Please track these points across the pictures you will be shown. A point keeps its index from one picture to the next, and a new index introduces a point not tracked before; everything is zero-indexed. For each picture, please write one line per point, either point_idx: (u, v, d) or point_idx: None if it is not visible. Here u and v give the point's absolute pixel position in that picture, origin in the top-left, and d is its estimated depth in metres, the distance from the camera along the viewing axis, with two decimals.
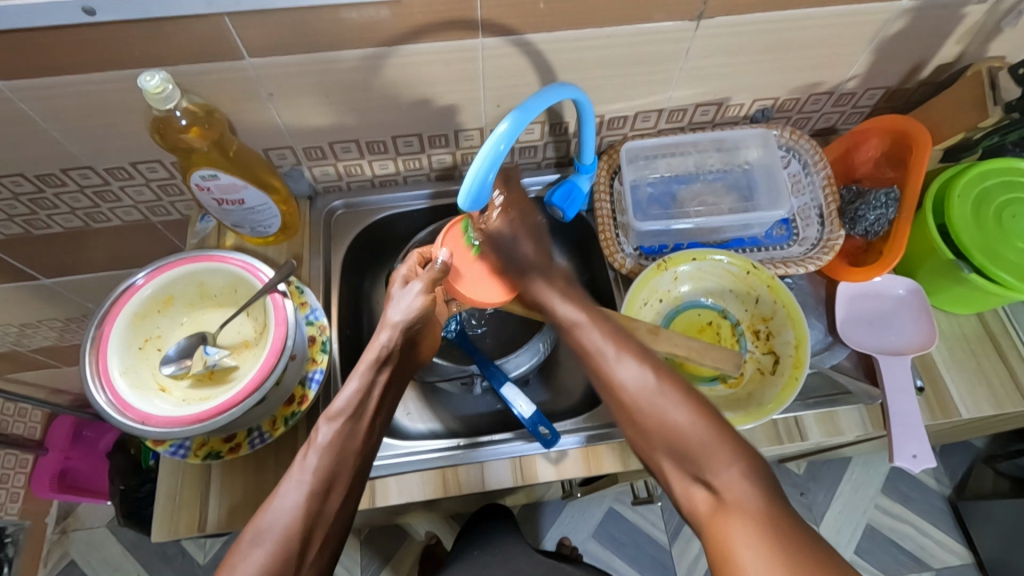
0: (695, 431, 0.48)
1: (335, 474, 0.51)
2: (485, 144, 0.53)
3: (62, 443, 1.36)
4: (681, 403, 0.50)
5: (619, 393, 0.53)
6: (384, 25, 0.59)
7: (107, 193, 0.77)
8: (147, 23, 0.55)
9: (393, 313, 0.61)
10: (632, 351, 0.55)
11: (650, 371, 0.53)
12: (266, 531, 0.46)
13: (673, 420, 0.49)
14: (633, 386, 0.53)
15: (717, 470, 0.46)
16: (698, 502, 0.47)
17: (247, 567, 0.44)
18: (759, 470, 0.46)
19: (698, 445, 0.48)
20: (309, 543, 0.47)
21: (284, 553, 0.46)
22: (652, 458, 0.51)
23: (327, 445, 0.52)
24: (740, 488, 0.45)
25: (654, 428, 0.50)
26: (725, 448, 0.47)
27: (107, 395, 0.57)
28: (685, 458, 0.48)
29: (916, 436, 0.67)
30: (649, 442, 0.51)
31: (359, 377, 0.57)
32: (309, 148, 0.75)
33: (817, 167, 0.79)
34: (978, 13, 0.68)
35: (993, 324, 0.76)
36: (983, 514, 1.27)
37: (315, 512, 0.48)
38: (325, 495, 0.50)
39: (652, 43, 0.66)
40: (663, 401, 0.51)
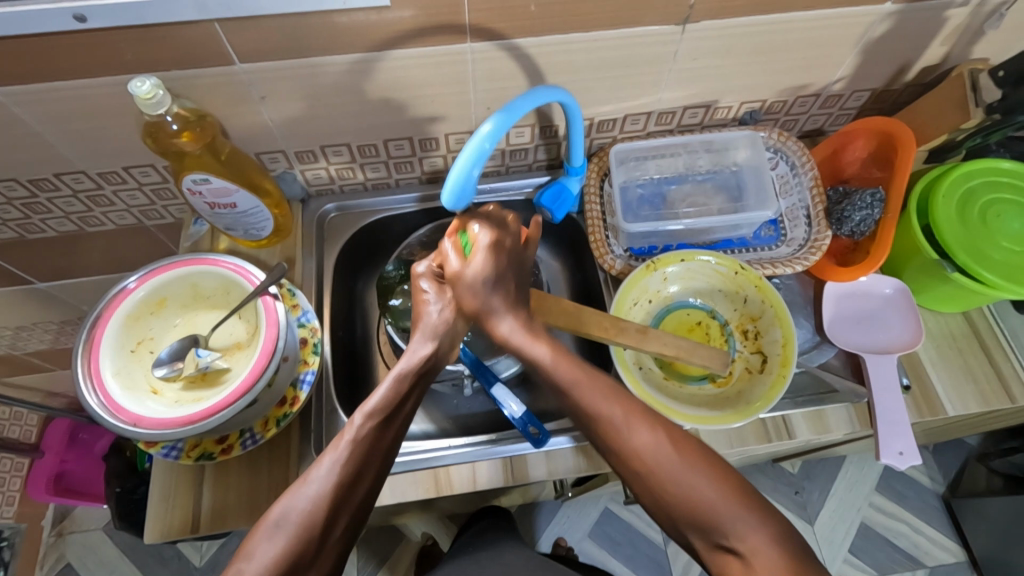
0: (718, 500, 0.45)
1: (362, 471, 0.47)
2: (470, 141, 0.54)
3: (58, 446, 1.35)
4: (702, 472, 0.46)
5: (634, 461, 0.47)
6: (374, 30, 0.60)
7: (100, 197, 0.78)
8: (137, 29, 0.56)
9: (432, 314, 0.54)
10: (639, 409, 0.49)
11: (663, 434, 0.48)
12: (282, 517, 0.44)
13: (694, 491, 0.46)
14: (638, 434, 0.48)
15: (743, 535, 0.44)
16: (726, 568, 0.45)
17: (263, 558, 0.43)
18: (787, 534, 0.44)
19: (723, 513, 0.45)
20: (331, 531, 0.45)
21: (303, 544, 0.43)
22: (671, 524, 0.47)
23: (361, 438, 0.47)
24: (768, 552, 0.44)
25: (674, 500, 0.46)
26: (750, 514, 0.45)
27: (100, 397, 0.57)
28: (710, 528, 0.45)
29: (902, 434, 0.68)
30: (669, 514, 0.47)
31: (398, 375, 0.51)
32: (302, 151, 0.76)
33: (805, 168, 0.79)
34: (962, 16, 0.69)
35: (979, 322, 0.77)
36: (976, 511, 1.28)
37: (339, 501, 0.45)
38: (351, 489, 0.46)
39: (639, 47, 0.67)
40: (676, 468, 0.46)
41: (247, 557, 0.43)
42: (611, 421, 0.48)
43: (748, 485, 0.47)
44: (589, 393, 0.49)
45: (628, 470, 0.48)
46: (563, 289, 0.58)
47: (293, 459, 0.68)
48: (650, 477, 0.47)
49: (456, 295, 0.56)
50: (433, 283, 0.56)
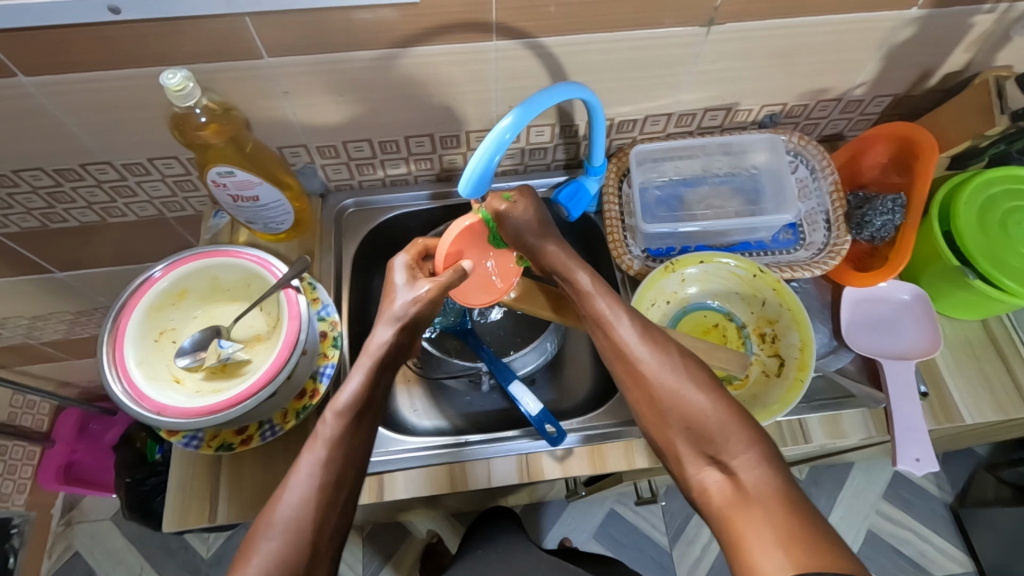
0: (713, 414, 0.52)
1: (346, 467, 0.50)
2: (491, 131, 0.55)
3: (69, 435, 1.37)
4: (703, 391, 0.53)
5: (636, 369, 0.56)
6: (400, 26, 0.61)
7: (123, 188, 0.79)
8: (168, 21, 0.56)
9: (395, 304, 0.59)
10: (648, 329, 0.58)
11: (664, 353, 0.56)
12: (278, 524, 0.47)
13: (692, 404, 0.53)
14: (640, 347, 0.57)
15: (735, 454, 0.50)
16: (711, 484, 0.50)
17: (263, 559, 0.45)
18: (776, 462, 0.49)
19: (715, 427, 0.51)
20: (323, 531, 0.48)
21: (297, 546, 0.46)
22: (667, 439, 0.54)
23: (335, 438, 0.51)
24: (757, 472, 0.49)
25: (671, 411, 0.53)
26: (742, 434, 0.50)
27: (123, 385, 0.58)
28: (703, 440, 0.51)
29: (919, 441, 0.68)
30: (667, 427, 0.54)
31: (364, 370, 0.56)
32: (323, 146, 0.76)
33: (824, 172, 0.79)
34: (987, 22, 0.69)
35: (997, 330, 0.77)
36: (985, 521, 1.27)
37: (324, 506, 0.48)
38: (336, 488, 0.49)
39: (663, 48, 0.67)
40: (677, 381, 0.54)
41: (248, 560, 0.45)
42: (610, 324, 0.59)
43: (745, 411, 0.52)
44: (614, 327, 0.59)
45: (636, 385, 0.56)
46: (574, 258, 0.63)
47: None
48: (655, 388, 0.55)
49: (420, 288, 0.60)
50: (404, 272, 0.62)
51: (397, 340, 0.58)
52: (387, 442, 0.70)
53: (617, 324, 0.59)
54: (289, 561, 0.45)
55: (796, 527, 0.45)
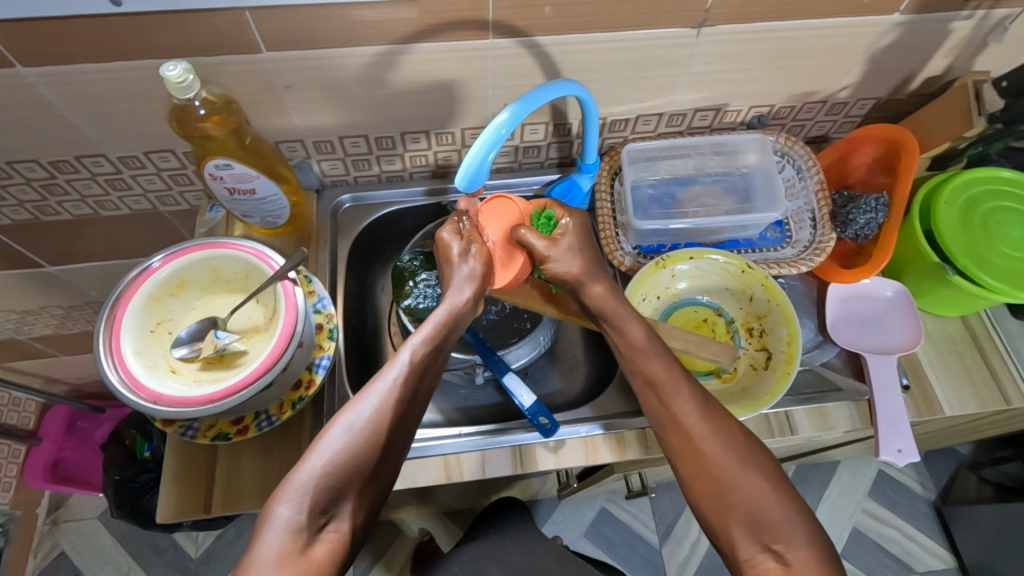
0: (774, 502, 0.50)
1: (418, 384, 0.53)
2: (488, 127, 0.56)
3: (56, 434, 1.35)
4: (763, 476, 0.52)
5: (699, 450, 0.53)
6: (398, 23, 0.62)
7: (119, 181, 0.79)
8: (169, 14, 0.57)
9: (464, 269, 0.60)
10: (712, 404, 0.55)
11: (731, 430, 0.54)
12: (355, 421, 0.49)
13: (753, 493, 0.51)
14: (702, 423, 0.54)
15: (792, 542, 0.49)
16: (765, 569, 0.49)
17: (335, 451, 0.48)
18: (831, 555, 0.49)
19: (777, 517, 0.50)
20: (390, 443, 0.50)
21: (370, 447, 0.49)
22: (717, 519, 0.51)
23: (416, 356, 0.53)
24: (812, 564, 0.48)
25: (733, 496, 0.51)
26: (802, 526, 0.50)
27: (120, 374, 0.58)
28: (761, 527, 0.50)
29: (902, 432, 0.69)
30: (722, 509, 0.51)
31: (449, 307, 0.57)
32: (320, 142, 0.77)
33: (811, 172, 0.82)
34: (966, 29, 0.71)
35: (976, 327, 0.79)
36: (966, 518, 1.30)
37: (397, 418, 0.51)
38: (407, 404, 0.51)
39: (654, 48, 0.69)
40: (742, 466, 0.52)
41: (318, 452, 0.48)
42: (685, 416, 0.55)
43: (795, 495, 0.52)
44: (670, 397, 0.56)
45: (693, 461, 0.53)
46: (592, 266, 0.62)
47: (306, 443, 0.69)
48: (714, 467, 0.52)
49: (474, 256, 0.61)
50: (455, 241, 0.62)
51: (460, 304, 0.58)
52: None
53: (673, 396, 0.56)
54: (352, 469, 0.48)
55: None
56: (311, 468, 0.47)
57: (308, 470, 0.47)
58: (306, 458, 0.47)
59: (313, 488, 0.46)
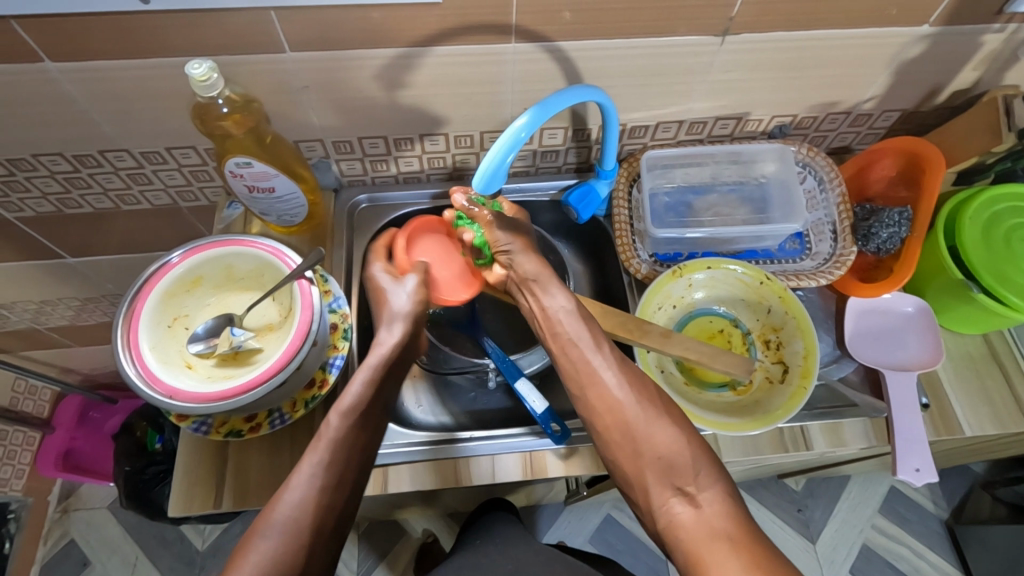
0: (681, 450, 0.52)
1: (345, 466, 0.52)
2: (506, 130, 0.56)
3: (69, 423, 1.38)
4: (669, 425, 0.54)
5: (616, 409, 0.55)
6: (421, 26, 0.62)
7: (139, 176, 0.79)
8: (196, 13, 0.58)
9: (395, 303, 0.64)
10: (626, 366, 0.58)
11: (641, 389, 0.56)
12: (276, 523, 0.47)
13: (662, 440, 0.53)
14: (612, 382, 0.56)
15: (701, 486, 0.50)
16: (677, 516, 0.50)
17: (259, 559, 0.45)
18: (738, 496, 0.50)
19: (684, 463, 0.51)
20: (320, 532, 0.48)
21: (296, 544, 0.47)
22: (632, 473, 0.53)
23: (338, 438, 0.52)
24: (717, 504, 0.49)
25: (643, 447, 0.53)
26: (708, 470, 0.51)
27: (137, 367, 0.59)
28: (672, 474, 0.51)
29: (919, 451, 0.68)
30: (636, 460, 0.53)
31: (369, 369, 0.58)
32: (339, 142, 0.77)
33: (832, 184, 0.81)
34: (996, 42, 0.70)
35: (998, 344, 0.78)
36: (979, 537, 1.27)
37: (323, 510, 0.49)
38: (334, 491, 0.50)
39: (677, 55, 0.69)
40: (647, 417, 0.54)
41: (244, 561, 0.46)
42: (590, 372, 0.57)
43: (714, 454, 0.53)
44: (597, 372, 0.57)
45: (608, 414, 0.55)
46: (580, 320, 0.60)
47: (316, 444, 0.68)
48: (627, 422, 0.54)
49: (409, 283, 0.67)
50: (388, 274, 0.68)
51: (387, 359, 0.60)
52: (393, 435, 0.70)
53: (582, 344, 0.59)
54: (283, 566, 0.46)
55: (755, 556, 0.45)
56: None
57: None
58: (227, 574, 0.46)
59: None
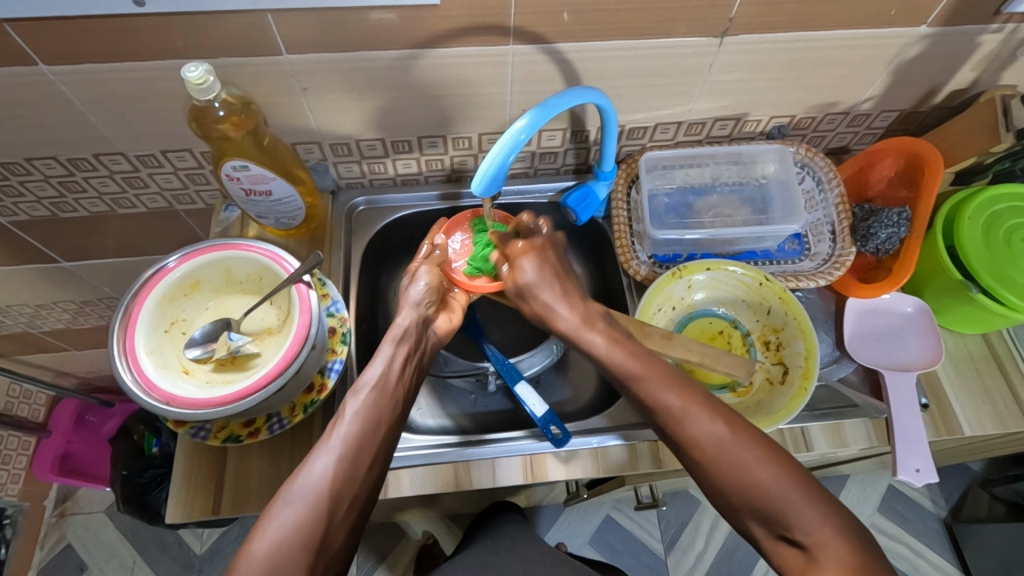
0: (778, 490, 0.49)
1: (364, 442, 0.52)
2: (506, 132, 0.56)
3: (66, 427, 1.36)
4: (763, 462, 0.50)
5: (698, 451, 0.52)
6: (419, 27, 0.61)
7: (135, 179, 0.79)
8: (192, 15, 0.57)
9: (410, 295, 0.62)
10: (701, 400, 0.54)
11: (723, 424, 0.52)
12: (298, 490, 0.47)
13: (754, 480, 0.50)
14: (694, 426, 0.53)
15: (808, 526, 0.48)
16: (785, 557, 0.49)
17: (280, 527, 0.46)
18: (852, 532, 0.47)
19: (782, 503, 0.49)
20: (338, 507, 0.48)
21: (317, 512, 0.47)
22: (733, 513, 0.52)
23: (359, 415, 0.53)
24: (833, 546, 0.47)
25: (737, 491, 0.50)
26: (815, 508, 0.48)
27: (134, 373, 0.58)
28: (774, 519, 0.49)
29: (920, 451, 0.68)
30: (733, 504, 0.51)
31: (391, 349, 0.58)
32: (337, 144, 0.77)
33: (831, 184, 0.80)
34: (994, 42, 0.70)
35: (997, 343, 0.78)
36: (977, 536, 1.28)
37: (344, 482, 0.49)
38: (352, 463, 0.50)
39: (676, 56, 0.68)
40: (737, 456, 0.51)
41: (265, 530, 0.46)
42: (674, 413, 0.54)
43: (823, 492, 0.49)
44: (680, 418, 0.54)
45: (697, 460, 0.52)
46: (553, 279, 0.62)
47: (316, 448, 0.68)
48: (713, 465, 0.52)
49: (421, 280, 0.63)
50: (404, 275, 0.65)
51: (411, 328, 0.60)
52: None
53: (651, 382, 0.56)
54: (304, 537, 0.46)
55: None
56: (257, 550, 0.45)
57: (255, 553, 0.45)
58: (249, 543, 0.45)
59: (261, 563, 0.44)
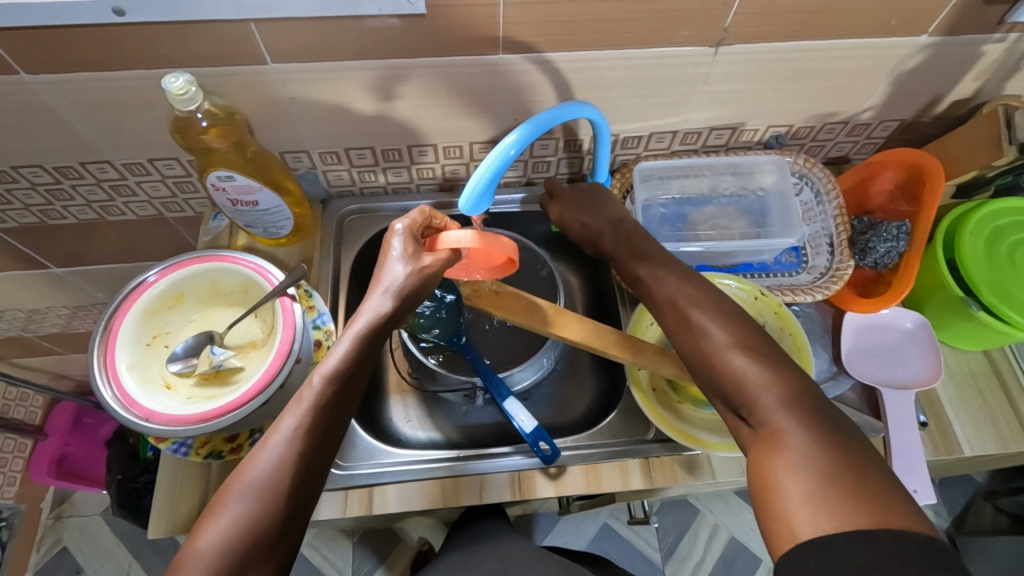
0: (746, 369, 0.48)
1: (325, 430, 0.49)
2: (495, 148, 0.54)
3: (62, 429, 1.37)
4: (740, 345, 0.49)
5: (684, 332, 0.54)
6: (409, 37, 0.60)
7: (123, 187, 0.78)
8: (176, 25, 0.56)
9: (389, 273, 0.55)
10: (705, 298, 0.55)
11: (717, 317, 0.52)
12: (248, 484, 0.45)
13: (726, 363, 0.49)
14: (698, 318, 0.53)
15: (766, 409, 0.46)
16: (743, 439, 0.48)
17: (230, 523, 0.44)
18: (811, 412, 0.45)
19: (748, 384, 0.48)
20: (295, 495, 0.46)
21: (270, 507, 0.45)
22: (714, 399, 0.51)
23: (318, 402, 0.49)
24: (785, 423, 0.44)
25: (707, 370, 0.51)
26: (776, 381, 0.47)
27: (114, 390, 0.57)
28: (737, 400, 0.48)
29: (918, 472, 0.67)
30: (706, 381, 0.52)
31: (353, 338, 0.53)
32: (325, 153, 0.76)
33: (829, 196, 0.79)
34: (998, 52, 0.68)
35: (999, 360, 0.76)
36: (980, 550, 1.26)
37: (299, 471, 0.47)
38: (308, 454, 0.48)
39: (671, 66, 0.67)
40: (722, 344, 0.50)
41: (212, 524, 0.44)
42: (684, 310, 0.55)
43: (826, 407, 0.46)
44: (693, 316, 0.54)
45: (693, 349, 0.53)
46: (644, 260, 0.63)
47: None
48: (688, 347, 0.53)
49: (425, 261, 0.56)
50: (405, 244, 0.56)
51: (377, 327, 0.53)
52: (380, 454, 0.70)
53: (661, 277, 0.60)
54: (258, 524, 0.44)
55: (830, 487, 0.40)
56: (202, 549, 0.43)
57: (201, 548, 0.43)
58: (196, 537, 0.44)
59: (208, 560, 0.43)
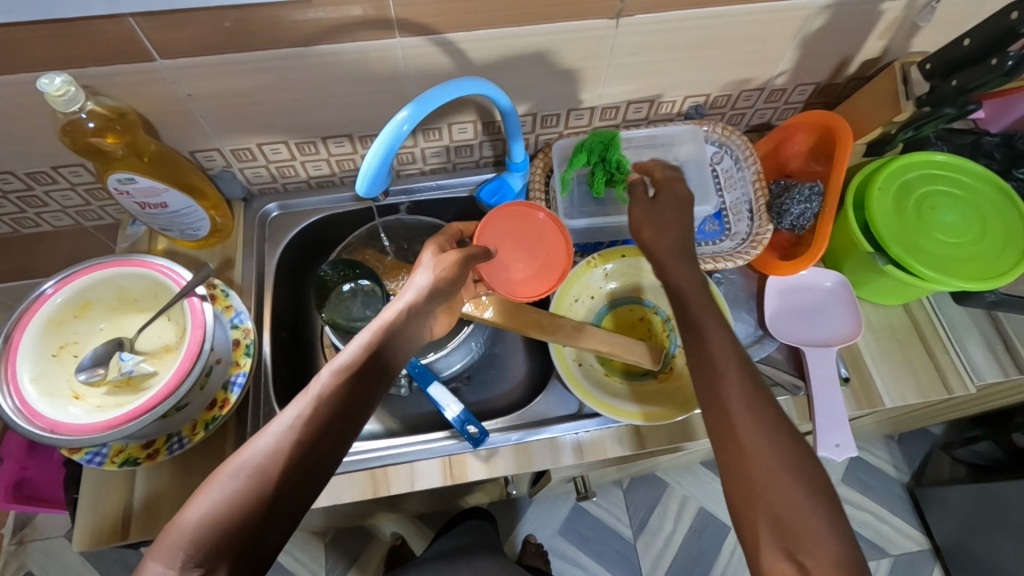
0: (803, 508, 0.47)
1: (325, 430, 0.47)
2: (388, 123, 0.54)
3: (18, 453, 1.25)
4: (795, 475, 0.49)
5: (734, 431, 0.51)
6: (300, 25, 0.59)
7: (32, 198, 0.76)
8: (50, 24, 0.54)
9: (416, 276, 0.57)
10: (763, 405, 0.52)
11: (777, 433, 0.51)
12: (240, 465, 0.44)
13: (781, 486, 0.48)
14: (749, 424, 0.51)
15: (818, 551, 0.46)
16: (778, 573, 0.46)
17: (216, 498, 0.43)
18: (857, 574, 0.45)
19: (802, 524, 0.47)
20: (281, 492, 0.44)
21: (254, 498, 0.43)
22: (746, 511, 0.49)
23: (325, 393, 0.48)
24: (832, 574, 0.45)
25: (761, 488, 0.49)
26: (832, 541, 0.46)
27: (14, 400, 0.56)
28: (787, 533, 0.47)
29: (841, 426, 0.68)
30: (753, 496, 0.49)
31: (368, 335, 0.53)
32: (239, 150, 0.74)
33: (748, 162, 0.79)
34: (896, 9, 0.69)
35: (919, 313, 0.78)
36: (936, 499, 1.30)
37: (289, 465, 0.45)
38: (303, 463, 0.45)
39: (574, 41, 0.67)
40: (786, 474, 0.49)
41: (200, 499, 0.43)
42: (732, 409, 0.52)
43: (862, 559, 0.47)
44: (739, 419, 0.52)
45: (732, 446, 0.51)
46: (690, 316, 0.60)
47: None
48: (744, 452, 0.50)
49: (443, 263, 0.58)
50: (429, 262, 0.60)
51: (394, 327, 0.53)
52: None
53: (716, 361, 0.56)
54: (242, 512, 0.43)
55: None
56: (187, 520, 0.42)
57: (184, 522, 0.42)
58: (183, 509, 0.43)
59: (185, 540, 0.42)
